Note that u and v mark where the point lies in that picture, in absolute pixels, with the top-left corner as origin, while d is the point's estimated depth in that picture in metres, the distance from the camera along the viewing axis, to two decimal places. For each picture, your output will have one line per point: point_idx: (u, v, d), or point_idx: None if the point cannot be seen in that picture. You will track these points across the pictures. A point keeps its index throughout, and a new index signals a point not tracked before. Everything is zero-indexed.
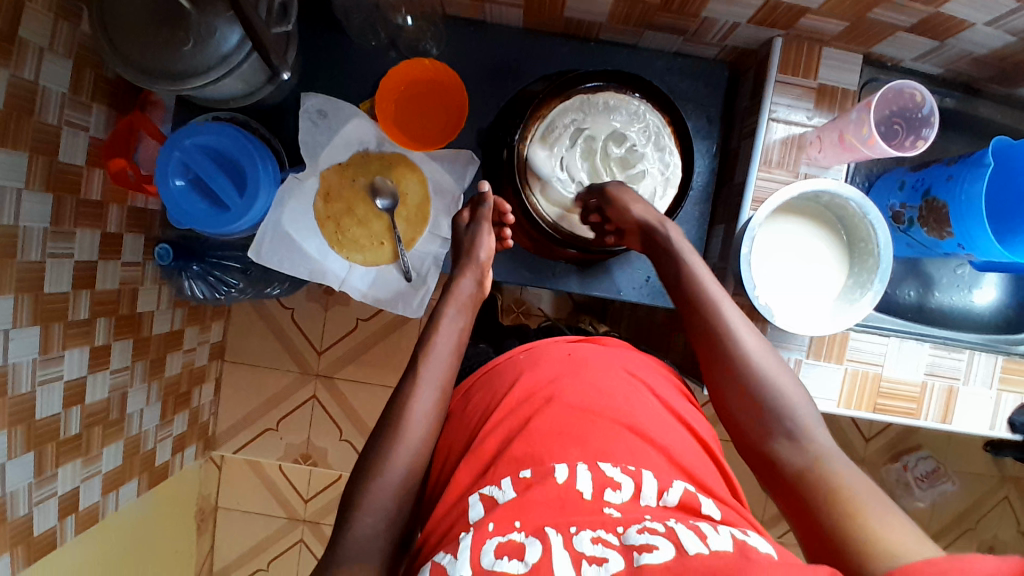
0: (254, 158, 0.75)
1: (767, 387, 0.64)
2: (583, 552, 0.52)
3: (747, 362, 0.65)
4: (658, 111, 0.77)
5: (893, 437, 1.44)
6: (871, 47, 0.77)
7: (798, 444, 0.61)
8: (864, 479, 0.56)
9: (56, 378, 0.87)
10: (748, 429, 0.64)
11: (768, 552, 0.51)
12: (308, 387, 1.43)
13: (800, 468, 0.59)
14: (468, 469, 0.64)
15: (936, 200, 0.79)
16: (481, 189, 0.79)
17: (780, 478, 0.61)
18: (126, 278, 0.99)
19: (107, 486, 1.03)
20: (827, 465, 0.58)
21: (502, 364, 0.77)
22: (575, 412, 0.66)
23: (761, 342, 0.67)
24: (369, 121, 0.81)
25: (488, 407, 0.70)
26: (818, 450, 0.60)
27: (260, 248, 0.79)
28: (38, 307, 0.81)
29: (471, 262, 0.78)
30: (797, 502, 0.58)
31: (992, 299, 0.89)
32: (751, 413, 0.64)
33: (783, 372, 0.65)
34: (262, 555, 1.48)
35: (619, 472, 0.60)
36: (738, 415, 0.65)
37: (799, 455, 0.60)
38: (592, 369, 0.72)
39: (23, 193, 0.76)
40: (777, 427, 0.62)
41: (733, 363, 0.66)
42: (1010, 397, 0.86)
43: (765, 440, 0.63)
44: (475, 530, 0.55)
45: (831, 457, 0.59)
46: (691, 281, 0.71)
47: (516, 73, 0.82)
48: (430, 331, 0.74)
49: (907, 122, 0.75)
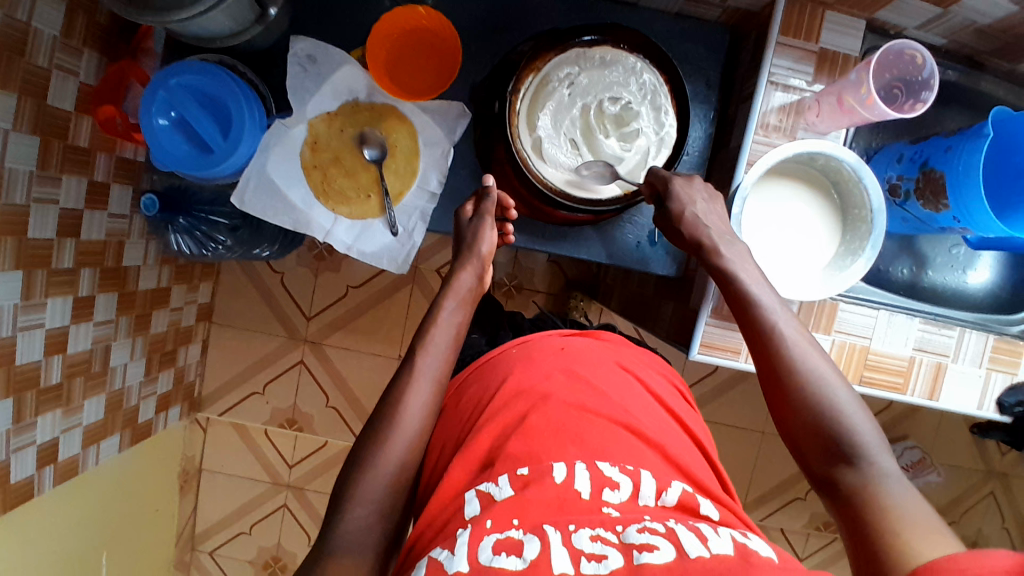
0: (239, 101, 0.73)
1: (830, 409, 0.61)
2: (582, 549, 0.50)
3: (810, 383, 0.63)
4: (655, 70, 0.75)
5: (881, 425, 1.43)
6: (874, 12, 0.75)
7: (860, 467, 0.58)
8: (924, 509, 0.54)
9: (39, 325, 0.85)
10: (807, 451, 0.62)
11: (768, 557, 0.51)
12: (296, 352, 1.43)
13: (861, 492, 0.57)
14: (461, 464, 0.61)
15: (933, 171, 0.78)
16: (486, 182, 0.78)
17: (840, 501, 0.58)
18: (113, 230, 0.98)
19: (88, 440, 1.03)
20: (888, 491, 0.56)
21: (497, 358, 0.75)
22: (572, 410, 0.64)
23: (827, 363, 0.65)
24: (360, 69, 0.80)
25: (480, 402, 0.68)
26: (881, 472, 0.58)
27: (244, 194, 0.78)
28: (21, 252, 0.80)
29: (473, 256, 0.78)
30: (857, 522, 0.56)
31: (986, 280, 0.88)
32: (812, 436, 0.62)
33: (842, 388, 0.63)
34: (244, 518, 1.48)
35: (618, 472, 0.59)
36: (798, 437, 0.63)
37: (860, 477, 0.58)
38: (588, 365, 0.71)
39: (11, 135, 0.74)
40: (836, 449, 0.60)
41: (794, 383, 0.64)
42: (999, 377, 0.85)
43: (826, 463, 0.60)
44: (472, 526, 0.53)
45: (891, 479, 0.57)
46: (749, 303, 0.68)
47: (514, 29, 0.80)
48: (428, 324, 0.73)
49: (907, 86, 0.74)
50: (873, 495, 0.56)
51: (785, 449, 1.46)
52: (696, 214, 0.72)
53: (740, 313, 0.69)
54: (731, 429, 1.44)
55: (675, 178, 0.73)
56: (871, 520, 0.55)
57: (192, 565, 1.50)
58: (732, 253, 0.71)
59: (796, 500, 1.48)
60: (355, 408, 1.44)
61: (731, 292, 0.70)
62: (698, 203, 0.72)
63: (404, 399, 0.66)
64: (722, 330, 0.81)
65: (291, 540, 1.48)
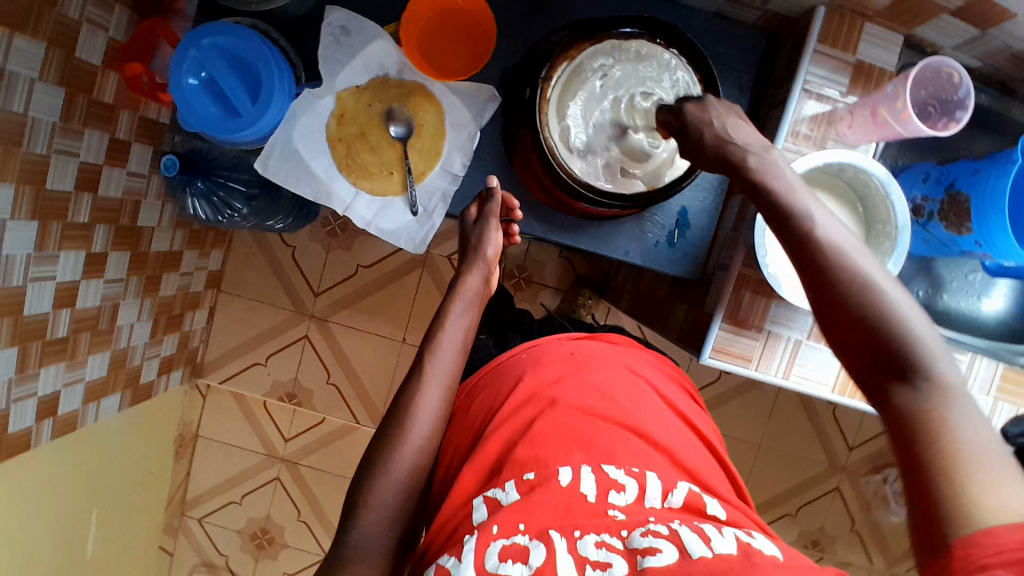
0: (270, 65, 0.73)
1: (887, 319, 0.52)
2: (587, 556, 0.51)
3: (854, 286, 0.54)
4: (690, 69, 0.74)
5: (876, 449, 1.46)
6: (912, 27, 0.75)
7: (918, 384, 0.50)
8: (992, 444, 0.46)
9: (49, 277, 0.85)
10: (853, 364, 0.54)
11: (774, 556, 0.51)
12: (301, 327, 1.43)
13: (917, 414, 0.49)
14: (472, 469, 0.61)
15: (959, 194, 0.78)
16: (491, 184, 0.78)
17: (893, 424, 0.51)
18: (130, 188, 0.97)
19: (88, 396, 1.03)
20: (951, 413, 0.48)
21: (506, 362, 0.75)
22: (579, 415, 0.64)
23: (879, 264, 0.56)
24: (393, 44, 0.79)
25: (492, 407, 0.68)
26: (944, 392, 0.49)
27: (268, 160, 0.77)
28: (38, 203, 0.79)
29: (479, 260, 0.78)
30: (912, 451, 0.48)
31: (1000, 308, 0.86)
32: (857, 348, 0.54)
33: (903, 296, 0.53)
34: (236, 488, 1.48)
35: (623, 474, 0.59)
36: (850, 352, 0.54)
37: (918, 397, 0.50)
38: (599, 370, 0.70)
39: (36, 84, 0.73)
40: (892, 363, 0.51)
41: (839, 289, 0.55)
42: (1004, 407, 0.85)
43: (874, 379, 0.52)
44: (478, 532, 0.53)
45: (954, 399, 0.49)
46: (783, 211, 0.60)
47: (550, 16, 0.80)
48: (435, 329, 0.72)
49: (942, 104, 0.73)
50: (930, 418, 0.48)
51: (780, 463, 1.46)
52: (719, 133, 0.65)
53: (771, 218, 0.61)
54: (729, 439, 1.44)
55: (687, 104, 0.67)
56: (923, 449, 0.48)
57: (180, 530, 1.50)
58: (762, 164, 0.63)
59: (786, 516, 1.48)
60: (355, 387, 1.44)
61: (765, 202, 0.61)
62: (726, 118, 0.66)
63: (415, 401, 0.66)
64: (733, 336, 0.80)
65: (282, 512, 1.48)
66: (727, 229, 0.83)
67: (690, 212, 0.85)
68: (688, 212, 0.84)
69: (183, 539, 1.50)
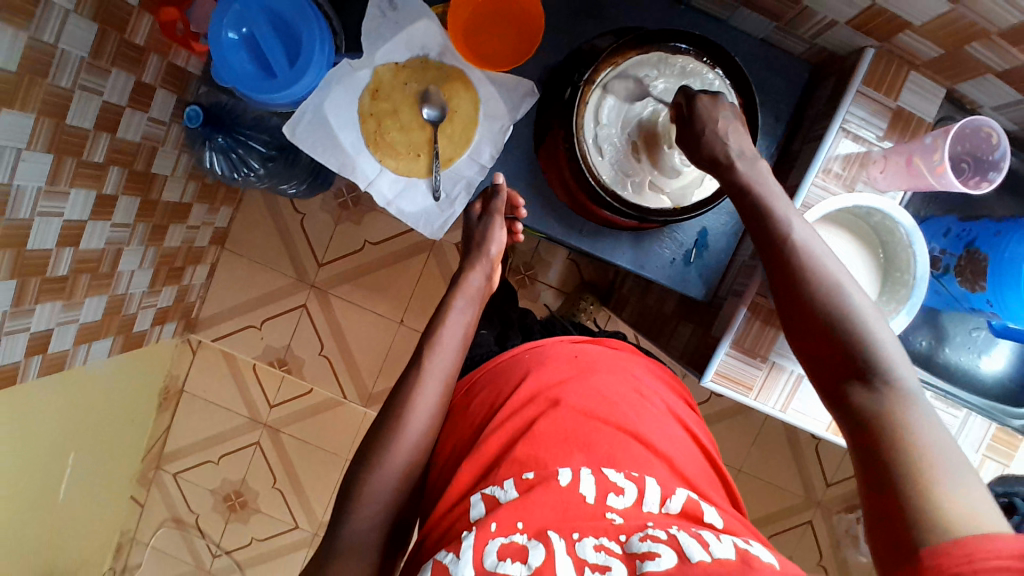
0: (312, 30, 0.72)
1: (851, 327, 0.56)
2: (586, 559, 0.51)
3: (827, 296, 0.58)
4: (733, 91, 0.74)
5: (853, 489, 1.47)
6: (956, 83, 0.75)
7: (876, 388, 0.54)
8: (946, 446, 0.51)
9: (57, 214, 0.84)
10: (818, 369, 0.58)
11: (771, 563, 0.52)
12: (300, 295, 1.42)
13: (876, 416, 0.53)
14: (471, 466, 0.61)
15: (978, 253, 0.78)
16: (497, 180, 0.78)
17: (855, 425, 0.55)
18: (149, 134, 0.96)
19: (80, 338, 1.02)
20: (907, 414, 0.52)
21: (507, 362, 0.74)
22: (581, 418, 0.64)
23: (848, 274, 0.60)
24: (438, 27, 0.79)
25: (492, 406, 0.67)
26: (901, 395, 0.53)
27: (297, 126, 0.77)
28: (56, 137, 0.77)
29: (481, 256, 0.78)
30: (874, 452, 0.52)
31: (999, 368, 0.85)
32: (823, 354, 0.58)
33: (869, 307, 0.57)
34: (214, 448, 1.47)
35: (623, 478, 0.58)
36: (816, 356, 0.58)
37: (878, 400, 0.54)
38: (601, 375, 0.70)
39: (70, 15, 0.72)
40: (853, 367, 0.55)
41: (809, 298, 0.58)
42: (991, 465, 0.85)
43: (838, 382, 0.56)
44: (477, 529, 0.53)
45: (911, 402, 0.53)
46: (768, 220, 0.62)
47: (598, 20, 0.79)
48: (436, 323, 0.72)
49: (976, 162, 0.73)
50: (892, 419, 0.52)
51: (757, 492, 1.47)
52: (719, 131, 0.66)
53: (754, 228, 0.64)
54: None
55: (701, 96, 0.66)
56: (887, 448, 0.51)
57: (153, 482, 1.49)
58: (750, 170, 0.65)
59: None
60: (347, 362, 1.43)
61: (750, 212, 0.64)
62: (729, 123, 0.66)
63: (414, 394, 0.65)
64: (738, 363, 0.80)
65: (257, 477, 1.48)
66: (744, 256, 0.84)
67: (711, 233, 0.84)
68: (708, 233, 0.84)
69: (155, 492, 1.50)
